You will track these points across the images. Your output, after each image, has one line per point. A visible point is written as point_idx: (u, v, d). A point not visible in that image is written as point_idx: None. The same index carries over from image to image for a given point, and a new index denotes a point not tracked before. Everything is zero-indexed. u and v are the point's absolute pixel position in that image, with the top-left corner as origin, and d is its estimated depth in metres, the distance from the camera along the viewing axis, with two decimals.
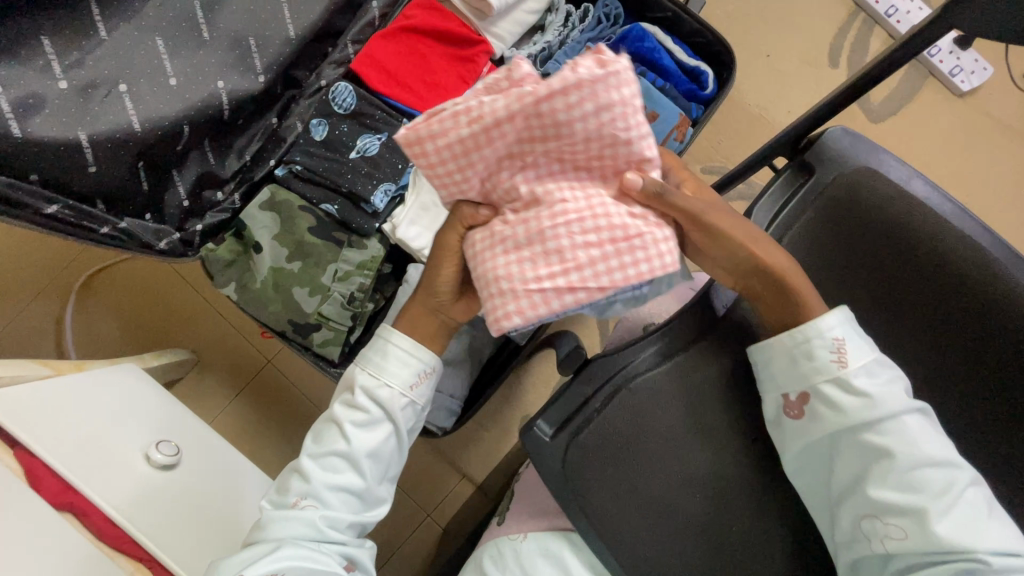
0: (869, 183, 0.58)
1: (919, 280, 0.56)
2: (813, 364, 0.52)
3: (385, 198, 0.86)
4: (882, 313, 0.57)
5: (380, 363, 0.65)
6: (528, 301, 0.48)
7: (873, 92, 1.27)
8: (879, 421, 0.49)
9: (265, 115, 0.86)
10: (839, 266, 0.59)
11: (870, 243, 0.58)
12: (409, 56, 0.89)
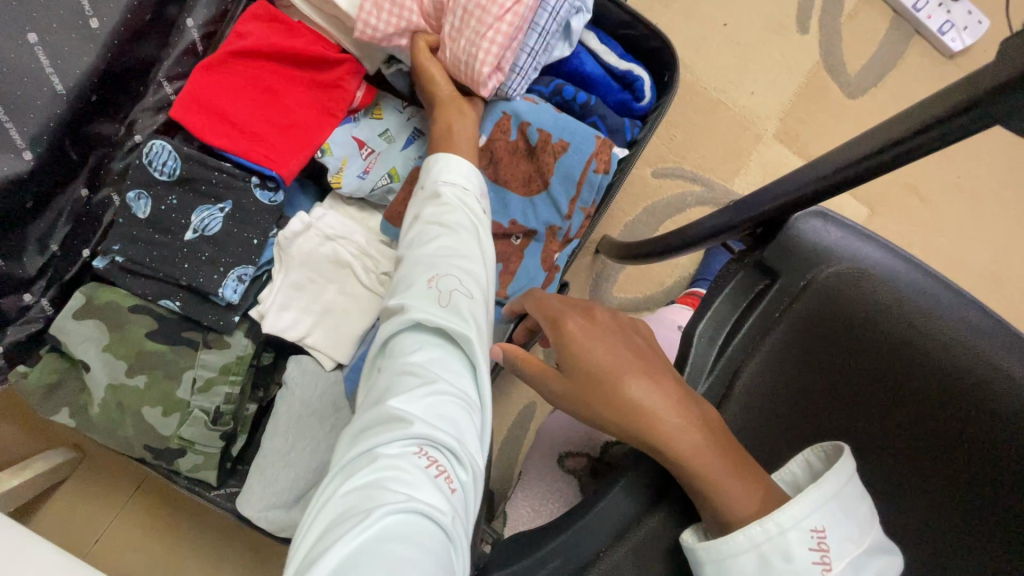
0: (863, 286, 0.42)
1: (945, 424, 0.38)
2: (791, 572, 0.33)
3: (239, 286, 0.66)
4: (887, 476, 0.38)
5: (462, 177, 0.57)
6: (480, 50, 0.61)
7: (850, 58, 1.07)
8: None
9: (68, 187, 0.63)
10: (833, 407, 0.40)
11: (874, 371, 0.40)
12: (251, 93, 0.68)
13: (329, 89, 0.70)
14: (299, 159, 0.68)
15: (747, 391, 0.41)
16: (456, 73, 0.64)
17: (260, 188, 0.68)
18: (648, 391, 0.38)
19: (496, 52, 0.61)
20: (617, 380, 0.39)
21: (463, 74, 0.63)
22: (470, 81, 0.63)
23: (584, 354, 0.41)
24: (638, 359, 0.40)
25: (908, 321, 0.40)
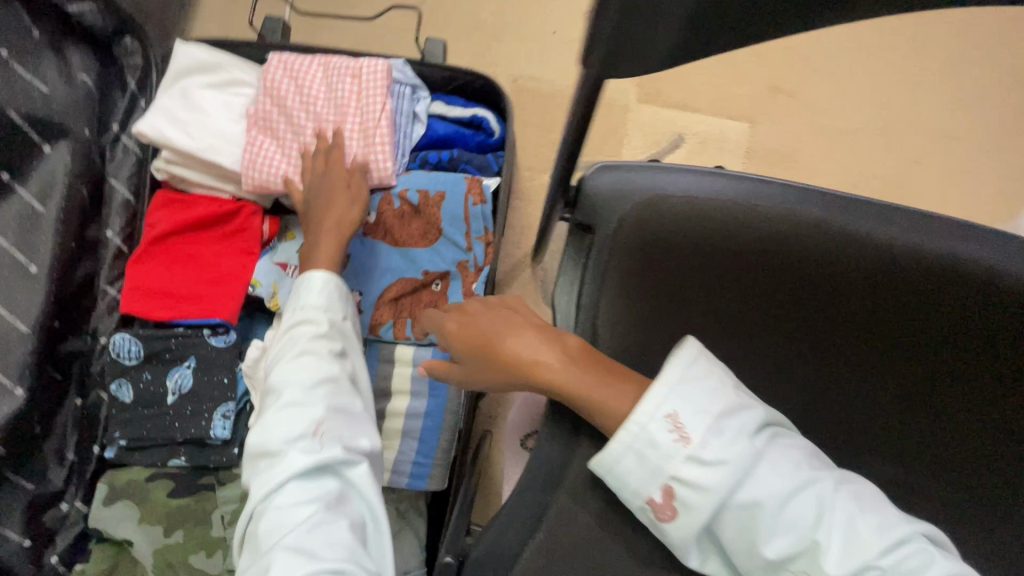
0: (674, 217, 0.51)
1: (751, 279, 0.51)
2: (660, 455, 0.41)
3: (227, 422, 0.76)
4: (729, 329, 0.51)
5: (321, 293, 0.66)
6: (377, 155, 0.76)
7: None
8: (745, 481, 0.40)
9: (64, 403, 0.74)
10: (683, 301, 0.51)
11: (702, 268, 0.51)
12: (179, 266, 0.80)
13: (239, 235, 0.82)
14: (236, 301, 0.79)
15: (609, 324, 0.52)
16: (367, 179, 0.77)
17: (213, 337, 0.79)
18: (517, 346, 0.47)
19: (388, 149, 0.76)
20: (494, 343, 0.48)
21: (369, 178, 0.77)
22: (381, 179, 0.77)
23: (467, 336, 0.50)
24: (509, 322, 0.49)
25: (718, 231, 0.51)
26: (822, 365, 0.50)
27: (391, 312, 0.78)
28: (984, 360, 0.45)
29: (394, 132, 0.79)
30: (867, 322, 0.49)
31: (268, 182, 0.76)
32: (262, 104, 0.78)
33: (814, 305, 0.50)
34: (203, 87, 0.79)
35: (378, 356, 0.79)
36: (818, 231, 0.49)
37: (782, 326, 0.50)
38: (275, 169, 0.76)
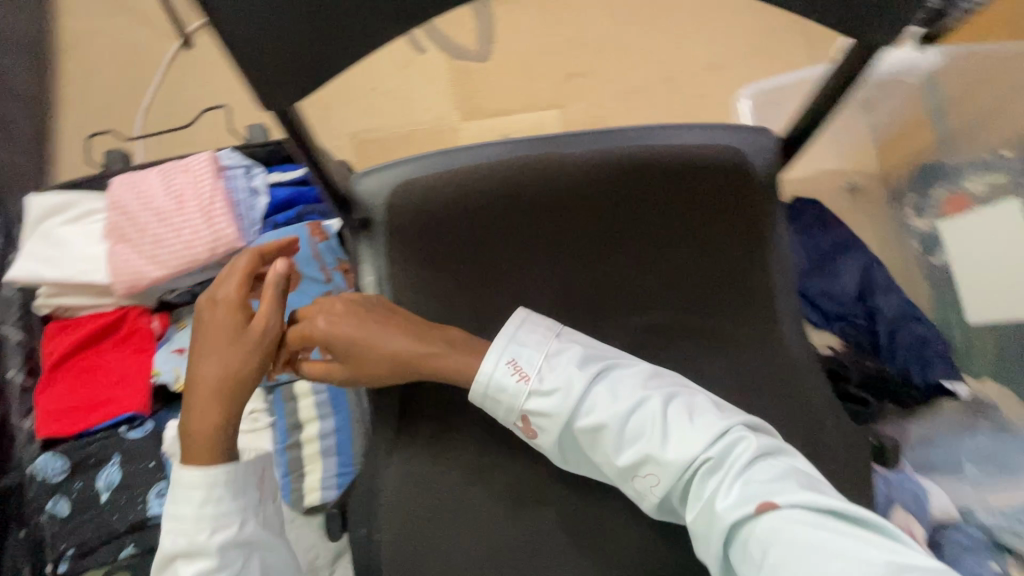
0: (417, 185, 0.64)
1: (504, 220, 0.64)
2: (511, 396, 0.55)
3: (161, 500, 0.85)
4: (501, 262, 0.63)
5: (198, 498, 0.54)
6: (224, 230, 0.90)
7: (463, 39, 1.39)
8: (575, 398, 0.54)
9: (7, 536, 0.83)
10: (459, 254, 0.63)
11: (466, 225, 0.63)
12: (83, 381, 0.89)
13: (132, 338, 0.93)
14: (142, 393, 0.89)
15: (408, 291, 0.62)
16: (222, 254, 0.90)
17: (131, 430, 0.88)
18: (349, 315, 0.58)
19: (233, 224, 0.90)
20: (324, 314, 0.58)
21: (222, 252, 0.90)
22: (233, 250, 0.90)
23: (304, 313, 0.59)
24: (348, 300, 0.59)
25: (454, 187, 0.64)
26: (582, 264, 0.64)
27: None
28: (667, 222, 0.64)
29: (236, 208, 0.92)
30: (580, 223, 0.64)
31: (138, 285, 0.89)
32: (114, 221, 0.90)
33: (540, 221, 0.64)
34: (60, 224, 0.91)
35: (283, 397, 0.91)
36: (527, 167, 0.64)
37: (520, 244, 0.64)
38: (141, 271, 0.89)
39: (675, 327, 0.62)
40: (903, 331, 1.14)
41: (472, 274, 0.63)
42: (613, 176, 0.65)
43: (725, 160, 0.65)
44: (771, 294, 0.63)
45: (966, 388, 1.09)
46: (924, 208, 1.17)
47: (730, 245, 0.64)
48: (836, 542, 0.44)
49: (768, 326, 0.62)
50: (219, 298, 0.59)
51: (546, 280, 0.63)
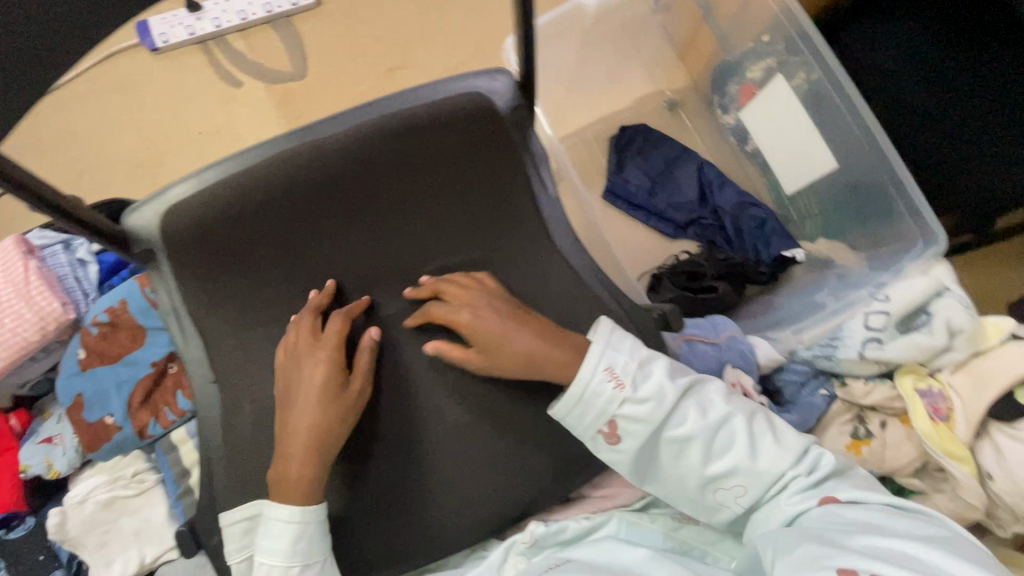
0: (180, 211, 0.62)
1: (284, 221, 0.65)
2: (602, 396, 0.64)
3: None
4: (294, 260, 0.67)
5: (289, 530, 0.61)
6: (49, 306, 0.89)
7: (275, 66, 1.42)
8: (671, 416, 0.64)
9: None
10: (250, 265, 0.65)
11: (249, 238, 0.64)
12: None
13: None
14: (15, 490, 0.90)
15: (206, 310, 0.65)
16: (55, 329, 0.90)
17: (18, 527, 0.90)
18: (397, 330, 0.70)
19: (57, 297, 0.90)
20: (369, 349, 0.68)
21: (55, 326, 0.90)
22: (67, 321, 0.91)
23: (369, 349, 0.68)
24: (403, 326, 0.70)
25: (217, 205, 0.61)
26: (369, 237, 0.69)
27: (146, 414, 0.90)
28: (439, 179, 0.69)
29: (58, 282, 0.93)
30: (358, 203, 0.67)
31: None
32: None
33: (318, 213, 0.66)
34: None
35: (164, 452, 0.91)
36: (284, 165, 0.62)
37: (308, 237, 0.66)
38: None
39: (473, 260, 0.73)
40: (744, 219, 1.26)
41: (272, 275, 0.67)
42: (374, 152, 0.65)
43: (475, 107, 0.67)
44: (540, 212, 0.72)
45: (803, 251, 1.20)
46: (727, 106, 1.27)
47: (495, 183, 0.71)
48: (885, 524, 0.55)
49: (540, 232, 0.73)
50: (323, 356, 0.65)
51: (344, 258, 0.69)
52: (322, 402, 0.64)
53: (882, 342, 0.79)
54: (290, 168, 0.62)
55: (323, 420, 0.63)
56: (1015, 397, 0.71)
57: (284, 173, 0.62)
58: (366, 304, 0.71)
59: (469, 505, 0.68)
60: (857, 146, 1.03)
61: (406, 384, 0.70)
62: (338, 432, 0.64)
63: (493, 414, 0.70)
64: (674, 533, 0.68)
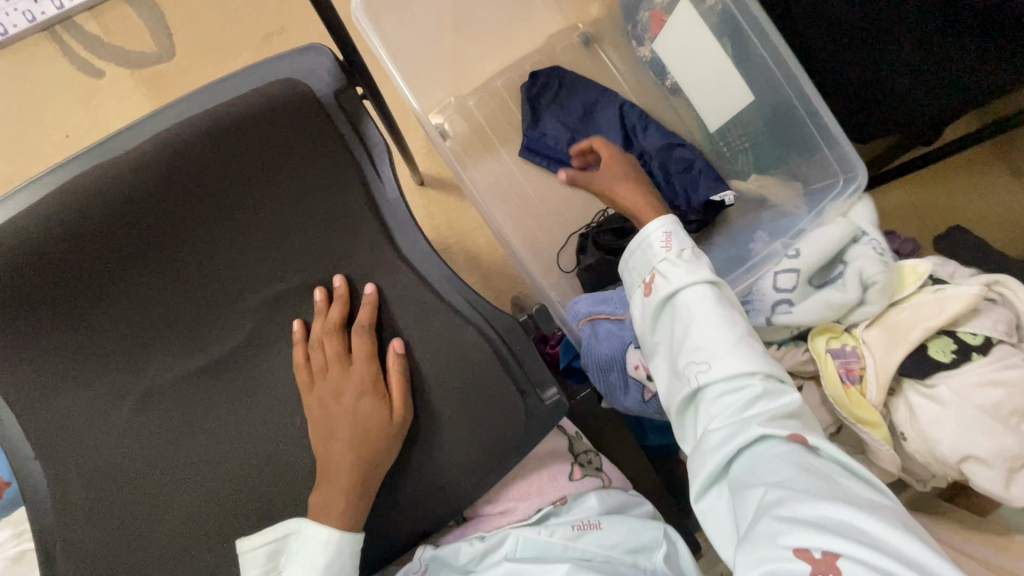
0: None
1: (87, 263, 0.54)
2: (650, 255, 0.67)
3: None
4: (110, 309, 0.56)
5: (321, 555, 0.54)
6: None
7: (136, 45, 1.25)
8: (700, 284, 0.63)
9: None
10: (56, 322, 0.54)
11: (47, 290, 0.53)
12: None
13: None
14: None
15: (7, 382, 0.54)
16: None
17: None
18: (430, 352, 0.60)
19: None
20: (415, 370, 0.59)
21: None
22: None
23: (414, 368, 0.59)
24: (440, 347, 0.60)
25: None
26: (197, 268, 0.58)
27: None
28: (271, 188, 0.59)
29: None
30: (169, 227, 0.56)
31: None
32: None
33: (121, 245, 0.55)
34: None
35: None
36: (69, 197, 0.52)
37: (110, 279, 0.55)
38: None
39: (318, 277, 0.62)
40: (671, 162, 1.15)
41: (74, 331, 0.55)
42: (177, 164, 0.55)
43: (289, 96, 0.56)
44: (381, 212, 0.62)
45: (735, 193, 1.11)
46: (641, 37, 1.13)
47: (340, 184, 0.61)
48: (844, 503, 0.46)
49: (383, 237, 0.62)
50: (363, 386, 0.58)
51: (157, 298, 0.58)
52: (366, 431, 0.56)
53: (792, 304, 0.73)
54: (82, 195, 0.52)
55: (366, 442, 0.56)
56: (927, 351, 0.66)
57: (75, 202, 0.52)
58: (374, 300, 0.61)
59: (478, 464, 0.60)
60: (773, 79, 0.94)
61: (418, 382, 0.60)
62: (378, 466, 0.56)
63: (464, 372, 0.59)
64: (574, 542, 0.62)
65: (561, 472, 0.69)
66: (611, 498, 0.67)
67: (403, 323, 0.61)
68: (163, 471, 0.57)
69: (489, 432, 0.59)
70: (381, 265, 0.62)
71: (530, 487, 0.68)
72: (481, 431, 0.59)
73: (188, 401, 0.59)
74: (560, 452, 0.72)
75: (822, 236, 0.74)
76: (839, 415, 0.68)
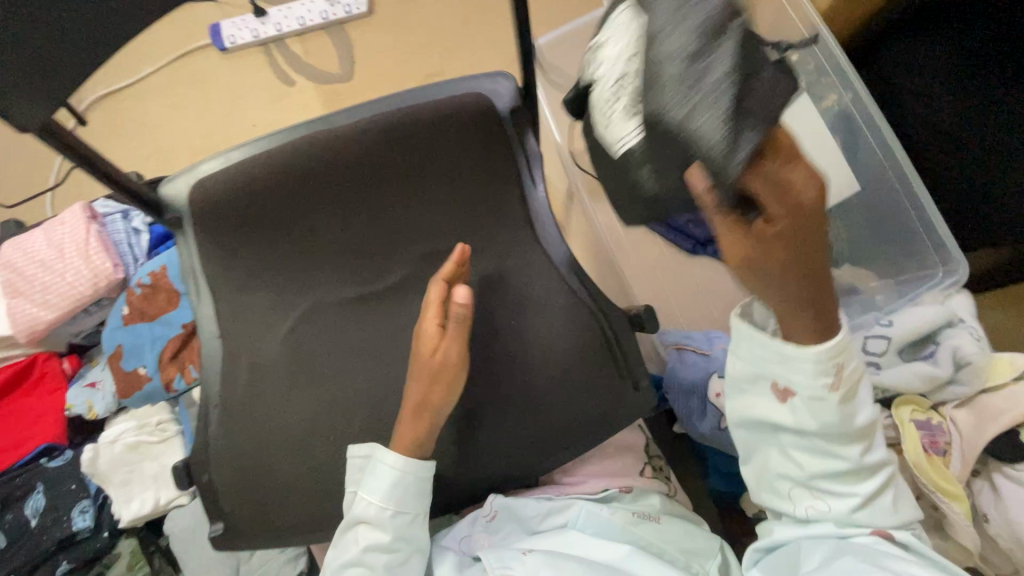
0: (213, 179, 0.67)
1: (293, 200, 0.68)
2: (799, 377, 0.55)
3: (85, 514, 0.96)
4: (297, 238, 0.70)
5: (391, 476, 0.64)
6: (100, 267, 1.01)
7: (326, 67, 1.52)
8: (841, 420, 0.56)
9: None
10: (266, 238, 0.71)
11: (264, 215, 0.69)
12: (7, 420, 1.01)
13: (47, 380, 1.05)
14: (59, 425, 1.01)
15: (222, 272, 0.71)
16: (107, 290, 1.02)
17: (51, 459, 0.99)
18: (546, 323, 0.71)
19: (108, 260, 1.02)
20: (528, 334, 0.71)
21: (104, 289, 1.02)
22: (115, 284, 1.02)
23: (529, 331, 0.71)
24: (559, 320, 0.71)
25: (229, 182, 0.66)
26: (367, 218, 0.71)
27: (176, 368, 1.00)
28: (439, 168, 0.70)
29: (110, 247, 1.04)
30: (353, 186, 0.69)
31: (38, 332, 1.01)
32: (7, 284, 1.02)
33: (318, 193, 0.69)
34: None
35: (187, 408, 1.01)
36: (294, 149, 0.67)
37: (303, 217, 0.70)
38: (35, 321, 1.01)
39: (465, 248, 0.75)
40: None
41: (271, 248, 0.70)
42: (376, 141, 0.68)
43: (475, 105, 0.68)
44: (525, 205, 0.74)
45: None
46: None
47: (497, 178, 0.72)
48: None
49: (524, 225, 0.74)
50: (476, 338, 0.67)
51: (332, 238, 0.71)
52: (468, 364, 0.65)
53: (879, 368, 0.77)
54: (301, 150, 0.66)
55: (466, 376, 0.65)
56: (1019, 436, 0.67)
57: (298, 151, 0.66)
58: (504, 272, 0.73)
59: (553, 431, 0.70)
60: (881, 176, 1.01)
61: (529, 345, 0.71)
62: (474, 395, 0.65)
63: (568, 357, 0.71)
64: (633, 527, 0.67)
65: (632, 466, 0.76)
66: (675, 506, 0.71)
67: (530, 294, 0.72)
68: (312, 372, 0.70)
69: (570, 408, 0.70)
70: (518, 249, 0.74)
71: (604, 469, 0.74)
72: (565, 405, 0.70)
73: (341, 321, 0.72)
74: (638, 452, 0.78)
75: (916, 313, 0.78)
76: (918, 483, 0.68)
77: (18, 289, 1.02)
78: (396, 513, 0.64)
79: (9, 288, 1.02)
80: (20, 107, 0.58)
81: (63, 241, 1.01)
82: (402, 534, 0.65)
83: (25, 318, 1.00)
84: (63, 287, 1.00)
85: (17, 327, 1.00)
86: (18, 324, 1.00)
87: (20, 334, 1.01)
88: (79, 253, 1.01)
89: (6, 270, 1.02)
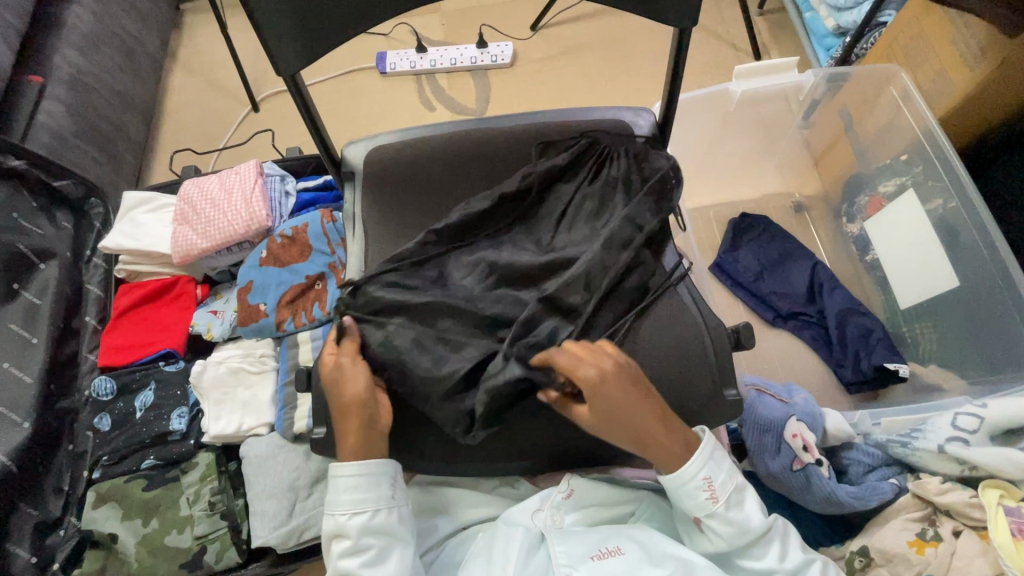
0: (411, 143, 0.87)
1: (463, 171, 0.85)
2: (697, 503, 0.68)
3: (182, 417, 1.08)
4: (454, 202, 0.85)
5: (350, 482, 0.70)
6: (256, 213, 1.18)
7: (463, 101, 1.75)
8: (746, 529, 0.67)
9: (59, 447, 1.06)
10: (429, 197, 0.85)
11: (436, 176, 0.85)
12: (138, 323, 1.17)
13: (179, 299, 1.20)
14: (180, 337, 1.15)
15: (382, 218, 0.85)
16: (254, 235, 1.19)
17: (166, 364, 1.13)
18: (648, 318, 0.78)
19: (263, 209, 1.19)
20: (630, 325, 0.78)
21: (252, 233, 1.18)
22: (262, 231, 1.19)
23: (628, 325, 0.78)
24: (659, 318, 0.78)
25: (423, 148, 0.86)
26: None
27: (289, 312, 1.12)
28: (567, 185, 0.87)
29: (267, 200, 1.21)
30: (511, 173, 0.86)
31: (188, 256, 1.17)
32: (178, 212, 1.21)
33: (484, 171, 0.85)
34: (143, 212, 1.22)
35: (287, 347, 1.12)
36: (475, 136, 0.87)
37: (465, 186, 0.85)
38: (190, 247, 1.17)
39: None
40: (850, 326, 1.23)
41: (430, 206, 0.85)
42: (538, 141, 0.86)
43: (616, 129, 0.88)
44: None
45: (909, 368, 1.16)
46: (854, 216, 1.33)
47: None
48: None
49: None
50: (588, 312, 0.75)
51: None
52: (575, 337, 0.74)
53: (968, 445, 0.76)
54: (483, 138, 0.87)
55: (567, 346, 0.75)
56: None
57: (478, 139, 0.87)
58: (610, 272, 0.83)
59: None
60: (984, 272, 1.02)
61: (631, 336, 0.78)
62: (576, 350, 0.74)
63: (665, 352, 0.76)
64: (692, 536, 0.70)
65: None
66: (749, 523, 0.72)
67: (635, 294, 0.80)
68: None
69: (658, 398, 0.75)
70: None
71: None
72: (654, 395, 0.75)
73: None
74: None
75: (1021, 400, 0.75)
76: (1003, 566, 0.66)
77: (183, 217, 1.20)
78: (360, 517, 0.69)
79: (178, 215, 1.20)
80: (283, 52, 0.74)
81: (235, 187, 1.21)
82: (372, 530, 0.69)
83: (183, 242, 1.18)
84: (221, 224, 1.18)
85: (175, 249, 1.17)
86: (177, 246, 1.18)
87: (176, 254, 1.17)
88: (244, 198, 1.19)
89: (182, 201, 1.22)
